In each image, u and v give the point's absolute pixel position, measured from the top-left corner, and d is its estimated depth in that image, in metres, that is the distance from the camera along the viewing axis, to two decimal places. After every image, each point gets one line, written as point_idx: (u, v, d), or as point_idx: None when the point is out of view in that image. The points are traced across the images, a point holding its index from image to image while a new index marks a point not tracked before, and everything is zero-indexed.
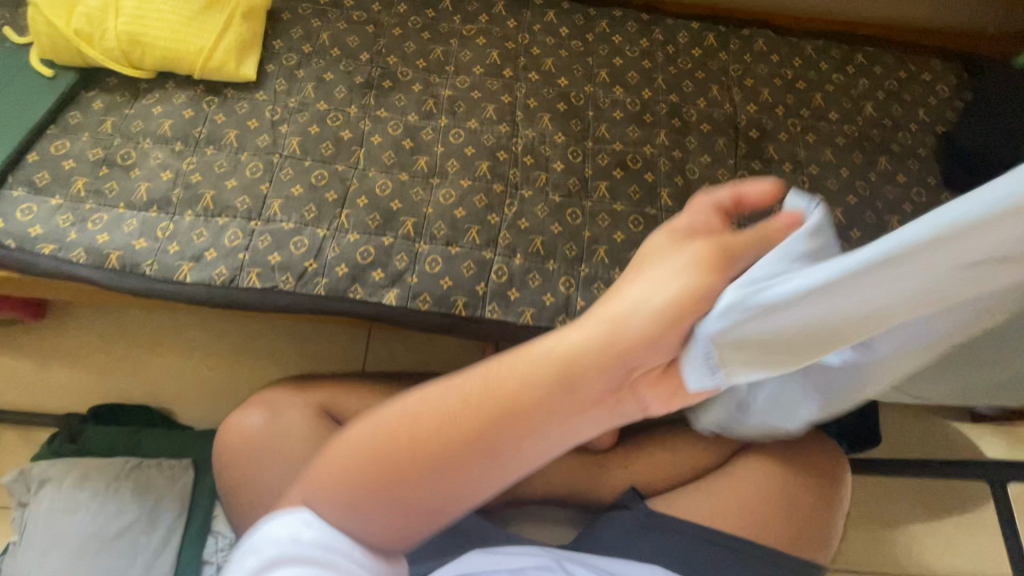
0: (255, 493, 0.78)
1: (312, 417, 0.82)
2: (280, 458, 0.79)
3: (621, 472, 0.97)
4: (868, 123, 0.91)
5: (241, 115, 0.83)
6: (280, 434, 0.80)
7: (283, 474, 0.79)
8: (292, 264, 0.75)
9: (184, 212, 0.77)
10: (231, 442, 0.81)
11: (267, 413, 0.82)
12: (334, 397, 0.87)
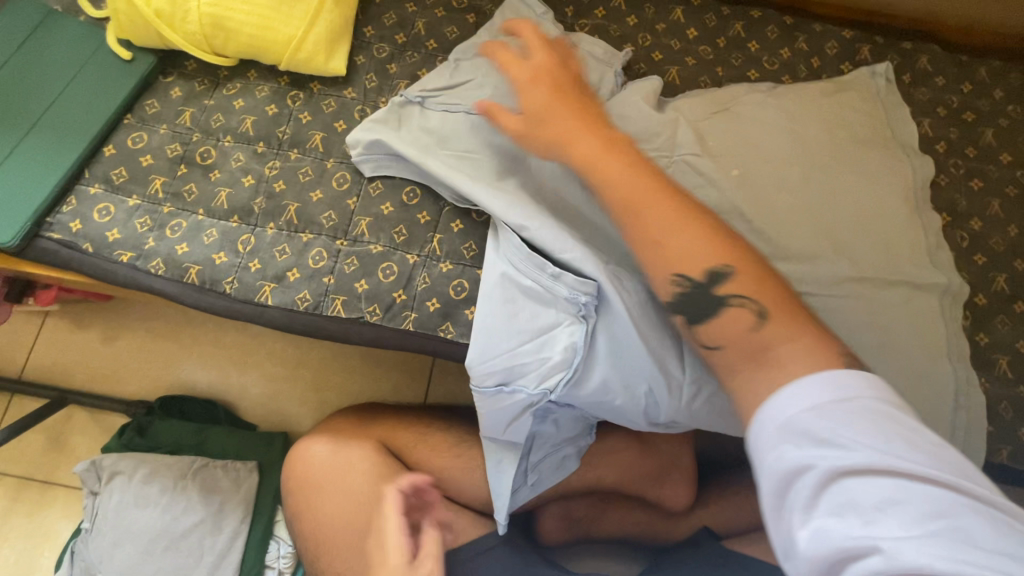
0: (318, 523, 0.80)
1: (375, 456, 0.81)
2: (344, 493, 0.79)
3: (698, 516, 0.90)
4: None
5: (328, 115, 0.76)
6: (345, 467, 0.80)
7: (346, 508, 0.79)
8: (381, 294, 0.68)
9: (266, 225, 0.71)
10: (298, 468, 0.82)
11: (331, 444, 0.83)
12: (393, 433, 0.85)
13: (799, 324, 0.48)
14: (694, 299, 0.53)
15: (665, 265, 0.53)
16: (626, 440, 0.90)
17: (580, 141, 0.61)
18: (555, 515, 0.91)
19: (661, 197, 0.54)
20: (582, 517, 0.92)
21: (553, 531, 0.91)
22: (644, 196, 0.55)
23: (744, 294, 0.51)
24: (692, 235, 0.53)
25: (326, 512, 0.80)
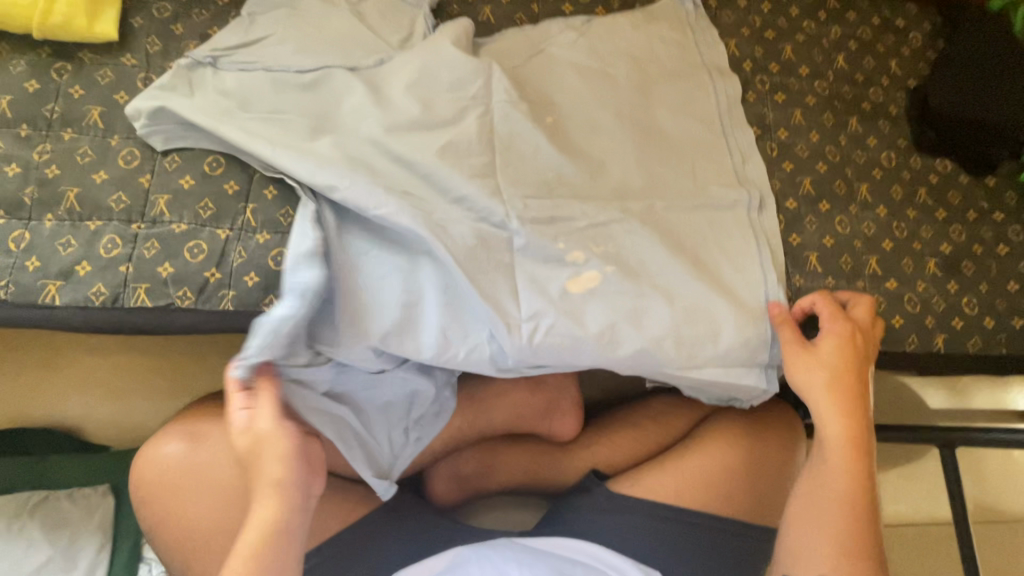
0: (183, 529, 0.72)
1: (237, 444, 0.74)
2: (207, 490, 0.72)
3: (584, 455, 0.91)
4: (839, 79, 0.84)
5: (105, 86, 0.67)
6: (205, 464, 0.73)
7: (211, 504, 0.72)
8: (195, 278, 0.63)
9: (42, 217, 0.62)
10: (149, 474, 0.74)
11: (185, 440, 0.74)
12: None
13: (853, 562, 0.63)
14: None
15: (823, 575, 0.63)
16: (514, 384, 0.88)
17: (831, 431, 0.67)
18: (444, 475, 0.90)
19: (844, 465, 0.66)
20: (471, 473, 0.91)
21: (444, 490, 0.90)
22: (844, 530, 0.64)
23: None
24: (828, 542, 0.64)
25: (182, 515, 0.72)
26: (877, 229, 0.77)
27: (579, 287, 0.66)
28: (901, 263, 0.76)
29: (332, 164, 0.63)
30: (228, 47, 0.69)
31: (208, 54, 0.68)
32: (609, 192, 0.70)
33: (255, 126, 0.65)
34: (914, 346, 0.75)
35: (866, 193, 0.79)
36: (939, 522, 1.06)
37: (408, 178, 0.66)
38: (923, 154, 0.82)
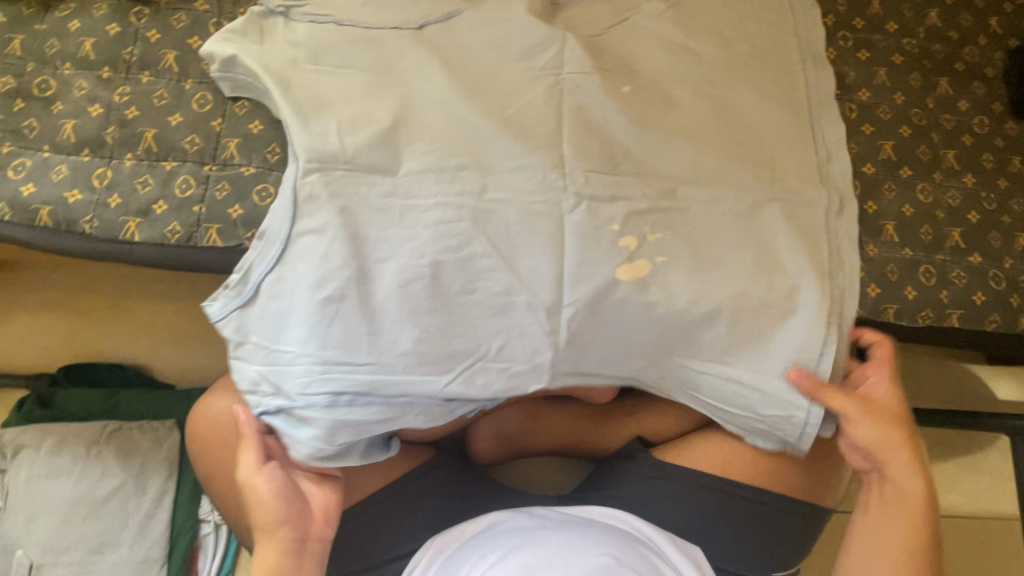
0: (231, 483, 0.74)
1: None
2: None
3: (628, 424, 0.89)
4: (930, 38, 0.78)
5: (179, 31, 0.69)
6: None
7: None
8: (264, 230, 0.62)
9: (122, 156, 0.65)
10: (201, 427, 0.76)
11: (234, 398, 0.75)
12: None
13: None
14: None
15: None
16: None
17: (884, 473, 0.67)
18: (486, 433, 0.90)
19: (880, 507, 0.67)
20: (513, 432, 0.91)
21: (484, 448, 0.91)
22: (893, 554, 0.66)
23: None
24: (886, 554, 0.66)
25: (230, 473, 0.74)
26: (962, 200, 0.72)
27: (633, 273, 0.61)
28: (987, 238, 0.71)
29: (391, 129, 0.61)
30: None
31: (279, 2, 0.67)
32: None
33: (312, 95, 0.63)
34: (994, 326, 0.70)
35: (953, 160, 0.73)
36: (1000, 516, 1.01)
37: (453, 170, 0.61)
38: (1020, 120, 0.76)
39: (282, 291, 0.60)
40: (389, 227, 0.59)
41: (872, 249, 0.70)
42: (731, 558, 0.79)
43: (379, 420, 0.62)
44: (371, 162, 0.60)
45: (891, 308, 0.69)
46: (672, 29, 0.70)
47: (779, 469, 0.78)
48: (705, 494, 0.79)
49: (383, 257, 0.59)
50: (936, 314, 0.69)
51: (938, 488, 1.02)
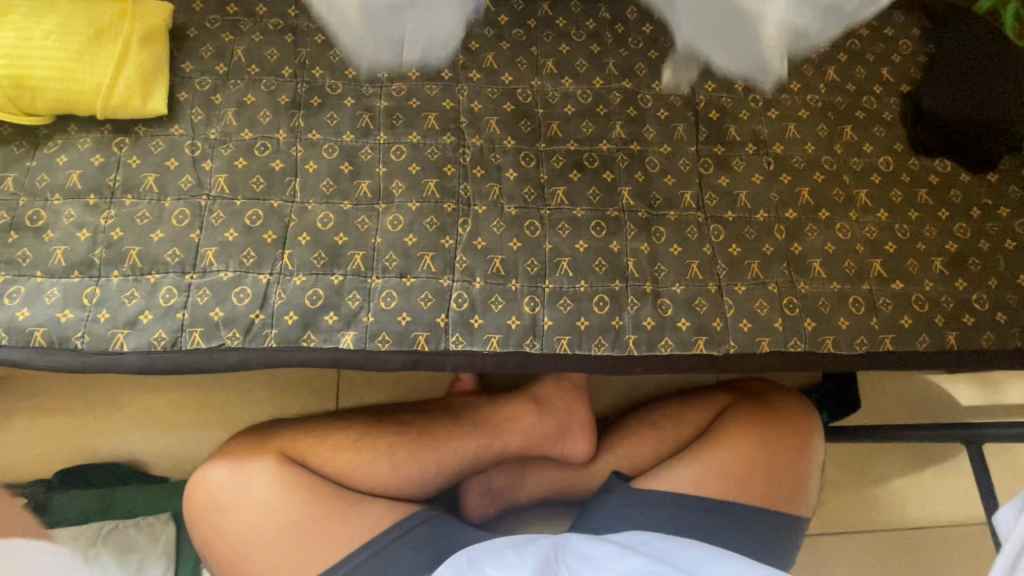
0: (223, 546, 0.76)
1: (270, 468, 0.78)
2: (243, 512, 0.76)
3: (607, 459, 0.92)
4: (831, 91, 0.88)
5: (158, 155, 0.76)
6: (244, 484, 0.77)
7: (250, 523, 0.75)
8: None
9: (109, 273, 0.71)
10: (197, 497, 0.78)
11: (223, 466, 0.79)
12: (293, 440, 0.82)
13: None
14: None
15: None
16: (523, 407, 0.91)
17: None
18: (477, 490, 0.91)
19: None
20: (502, 487, 0.92)
21: (476, 508, 0.91)
22: None
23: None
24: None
25: (220, 539, 0.76)
26: (879, 232, 0.80)
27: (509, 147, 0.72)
28: (906, 264, 0.79)
29: None
30: None
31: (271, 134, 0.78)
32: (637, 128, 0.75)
33: None
34: (925, 345, 0.77)
35: (865, 197, 0.82)
36: (973, 520, 1.05)
37: None
38: (922, 156, 0.85)
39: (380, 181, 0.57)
40: None
41: (854, 294, 0.78)
42: None
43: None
44: None
45: (863, 337, 0.77)
46: (599, 129, 0.83)
47: (749, 477, 0.83)
48: (689, 514, 0.81)
49: None
50: (871, 340, 0.77)
51: (917, 500, 1.05)
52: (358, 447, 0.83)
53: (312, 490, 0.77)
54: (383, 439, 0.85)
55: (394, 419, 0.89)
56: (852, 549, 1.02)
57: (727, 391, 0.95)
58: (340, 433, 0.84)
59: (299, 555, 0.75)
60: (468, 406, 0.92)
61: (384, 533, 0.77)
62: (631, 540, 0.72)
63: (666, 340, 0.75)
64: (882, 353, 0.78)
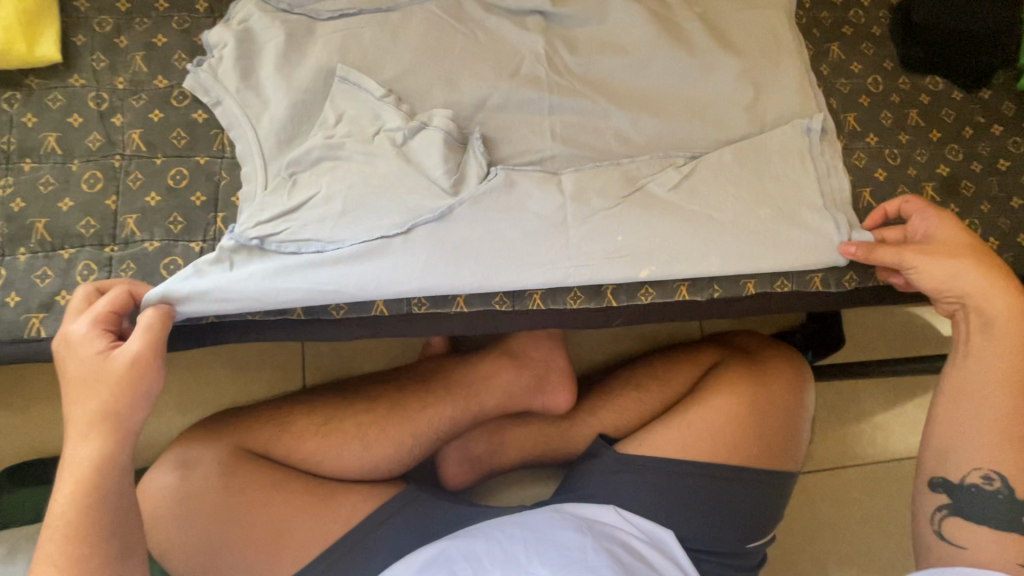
0: (183, 554, 0.70)
1: (229, 466, 0.72)
2: (203, 513, 0.70)
3: (589, 421, 0.88)
4: (815, 5, 0.80)
5: (57, 111, 0.66)
6: (201, 483, 0.71)
7: (212, 529, 0.69)
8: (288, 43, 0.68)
9: (15, 251, 0.62)
10: (149, 506, 0.71)
11: (177, 468, 0.73)
12: (253, 433, 0.77)
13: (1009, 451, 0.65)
14: (962, 502, 0.67)
15: (975, 470, 0.66)
16: (499, 364, 0.86)
17: (1011, 329, 0.65)
18: (454, 459, 0.87)
19: (1005, 404, 0.65)
20: (481, 454, 0.88)
21: (456, 475, 0.88)
22: (1001, 414, 0.66)
23: (944, 524, 0.68)
24: (993, 453, 0.65)
25: (179, 547, 0.70)
26: (868, 159, 0.74)
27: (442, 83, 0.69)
28: (896, 191, 0.74)
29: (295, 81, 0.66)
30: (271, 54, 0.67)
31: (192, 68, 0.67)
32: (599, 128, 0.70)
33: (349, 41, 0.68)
34: None
35: (853, 122, 0.76)
36: None
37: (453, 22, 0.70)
38: (911, 74, 0.78)
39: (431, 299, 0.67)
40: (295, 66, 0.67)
41: None
42: (710, 535, 0.77)
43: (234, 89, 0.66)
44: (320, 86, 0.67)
45: (854, 272, 0.72)
46: None
47: (738, 433, 0.80)
48: (675, 474, 0.78)
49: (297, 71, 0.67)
50: (861, 274, 0.72)
51: (899, 432, 1.05)
52: (324, 432, 0.78)
53: (278, 484, 0.73)
54: (351, 421, 0.80)
55: (362, 393, 0.84)
56: (838, 486, 1.03)
57: (712, 348, 0.93)
58: (305, 418, 0.79)
59: (268, 553, 0.70)
60: (441, 370, 0.87)
61: (362, 517, 0.74)
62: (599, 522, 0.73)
63: (646, 288, 0.70)
64: (871, 287, 0.74)
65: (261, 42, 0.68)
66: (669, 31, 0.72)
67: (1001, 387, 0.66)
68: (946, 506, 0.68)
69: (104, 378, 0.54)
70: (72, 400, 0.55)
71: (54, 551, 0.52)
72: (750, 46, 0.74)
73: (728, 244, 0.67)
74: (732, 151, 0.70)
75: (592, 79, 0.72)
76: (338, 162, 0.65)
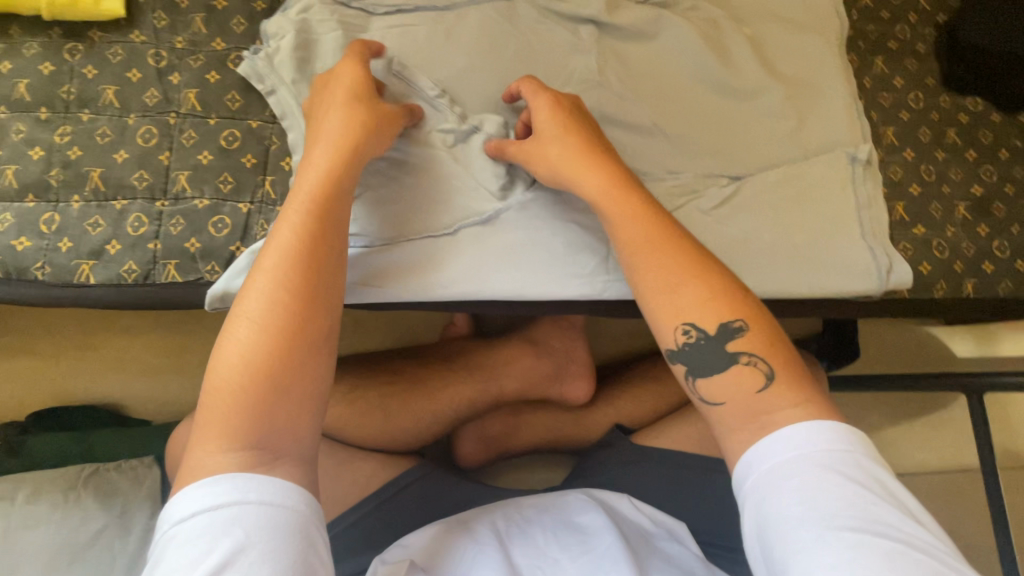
0: None
1: None
2: None
3: (606, 411, 0.90)
4: (862, 19, 0.81)
5: (117, 65, 0.67)
6: None
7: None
8: (348, 32, 0.69)
9: (69, 198, 0.64)
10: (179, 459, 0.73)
11: None
12: None
13: (715, 295, 0.52)
14: (698, 363, 0.52)
15: (675, 325, 0.53)
16: (522, 348, 0.87)
17: (629, 227, 0.56)
18: (471, 438, 0.89)
19: (660, 261, 0.54)
20: (497, 435, 0.90)
21: (470, 454, 0.89)
22: (672, 270, 0.53)
23: (755, 353, 0.51)
24: (694, 295, 0.52)
25: None
26: (904, 174, 0.75)
27: (490, 72, 0.70)
28: (929, 208, 0.75)
29: None
30: (330, 45, 0.68)
31: (252, 47, 0.69)
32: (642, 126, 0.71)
33: (404, 30, 0.70)
34: (942, 293, 0.73)
35: (892, 136, 0.77)
36: (962, 469, 1.06)
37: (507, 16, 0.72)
38: (954, 93, 0.79)
39: (471, 302, 0.69)
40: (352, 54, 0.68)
41: None
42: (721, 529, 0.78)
43: (290, 75, 0.67)
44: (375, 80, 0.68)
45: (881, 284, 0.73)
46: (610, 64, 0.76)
47: None
48: (688, 467, 0.79)
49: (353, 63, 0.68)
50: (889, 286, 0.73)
51: (906, 448, 1.06)
52: (349, 400, 0.80)
53: None
54: (376, 393, 0.81)
55: (388, 367, 0.85)
56: None
57: None
58: (331, 385, 0.81)
59: None
60: (465, 350, 0.89)
61: (383, 488, 0.75)
62: (613, 504, 0.75)
63: None
64: (898, 299, 0.74)
65: (318, 32, 0.69)
66: (715, 39, 0.74)
67: (637, 244, 0.55)
68: (690, 372, 0.53)
69: (332, 190, 0.56)
70: (308, 180, 0.56)
71: (219, 415, 0.46)
72: (795, 73, 0.75)
73: (763, 268, 0.69)
74: (775, 176, 0.71)
75: (641, 89, 0.72)
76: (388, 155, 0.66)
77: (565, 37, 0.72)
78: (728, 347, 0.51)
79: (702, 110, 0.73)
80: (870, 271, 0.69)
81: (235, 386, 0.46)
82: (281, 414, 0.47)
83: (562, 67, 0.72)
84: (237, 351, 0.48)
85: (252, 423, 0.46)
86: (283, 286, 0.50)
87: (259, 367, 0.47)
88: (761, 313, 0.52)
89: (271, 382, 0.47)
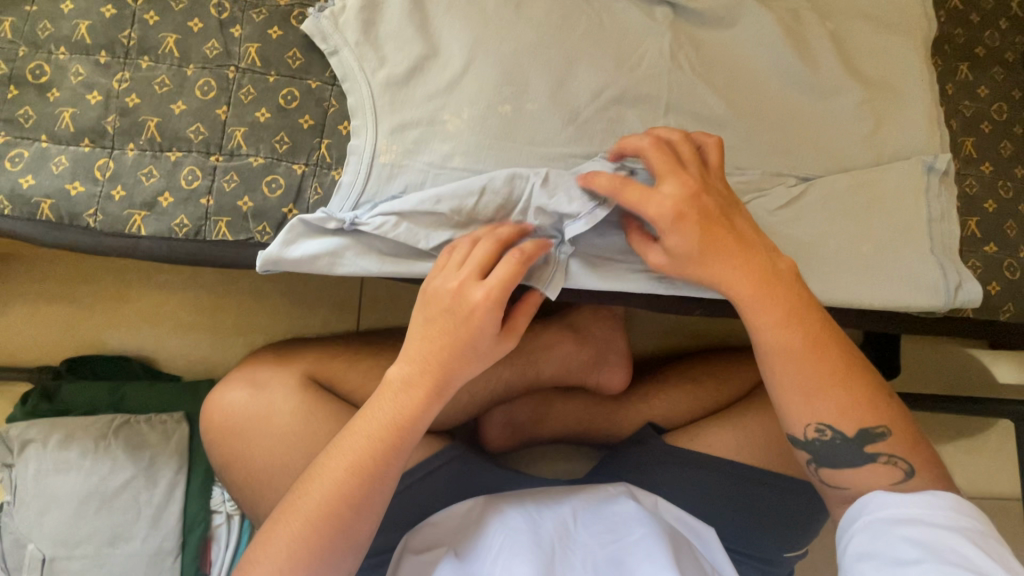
0: (242, 469, 0.72)
1: (294, 392, 0.73)
2: (262, 433, 0.71)
3: (639, 407, 0.88)
4: (949, 21, 0.77)
5: (178, 13, 0.65)
6: (264, 405, 0.72)
7: (267, 451, 0.70)
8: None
9: (125, 146, 0.63)
10: (215, 418, 0.73)
11: (247, 386, 0.73)
12: (317, 363, 0.78)
13: (851, 395, 0.58)
14: (827, 455, 0.59)
15: (809, 424, 0.59)
16: (560, 335, 0.86)
17: (775, 335, 0.58)
18: (499, 423, 0.87)
19: (807, 368, 0.58)
20: (526, 422, 0.89)
21: (498, 438, 0.88)
22: (815, 376, 0.58)
23: (895, 454, 0.58)
24: (835, 402, 0.58)
25: (240, 462, 0.72)
26: (980, 188, 0.72)
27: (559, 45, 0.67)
28: (1004, 226, 0.71)
29: (417, 30, 0.65)
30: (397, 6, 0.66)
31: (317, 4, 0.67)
32: (711, 117, 0.68)
33: None
34: (1009, 316, 0.70)
35: (971, 147, 0.73)
36: (993, 496, 1.04)
37: None
38: None
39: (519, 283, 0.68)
40: (419, 18, 0.66)
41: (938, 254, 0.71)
42: (751, 537, 0.77)
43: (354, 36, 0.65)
44: (440, 45, 0.66)
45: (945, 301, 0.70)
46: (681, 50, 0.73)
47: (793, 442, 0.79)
48: (723, 471, 0.78)
49: (419, 27, 0.66)
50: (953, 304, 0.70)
51: None
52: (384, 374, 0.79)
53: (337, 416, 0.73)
54: None
55: None
56: None
57: None
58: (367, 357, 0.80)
59: None
60: None
61: (414, 466, 0.74)
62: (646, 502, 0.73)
63: None
64: (960, 318, 0.71)
65: None
66: (797, 31, 0.70)
67: (785, 336, 0.58)
68: (815, 459, 0.60)
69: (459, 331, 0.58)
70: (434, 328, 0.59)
71: (300, 523, 0.55)
72: (877, 74, 0.71)
73: (826, 273, 0.66)
74: (846, 179, 0.68)
75: (713, 78, 0.69)
76: (449, 126, 0.64)
77: (639, 17, 0.69)
78: (865, 446, 0.58)
79: (775, 105, 0.70)
80: (938, 287, 0.66)
81: (290, 543, 0.55)
82: (356, 526, 0.57)
83: (634, 47, 0.69)
84: (352, 444, 0.58)
85: (331, 523, 0.55)
86: (367, 457, 0.57)
87: (362, 470, 0.57)
88: (894, 415, 0.58)
89: (364, 483, 0.57)
